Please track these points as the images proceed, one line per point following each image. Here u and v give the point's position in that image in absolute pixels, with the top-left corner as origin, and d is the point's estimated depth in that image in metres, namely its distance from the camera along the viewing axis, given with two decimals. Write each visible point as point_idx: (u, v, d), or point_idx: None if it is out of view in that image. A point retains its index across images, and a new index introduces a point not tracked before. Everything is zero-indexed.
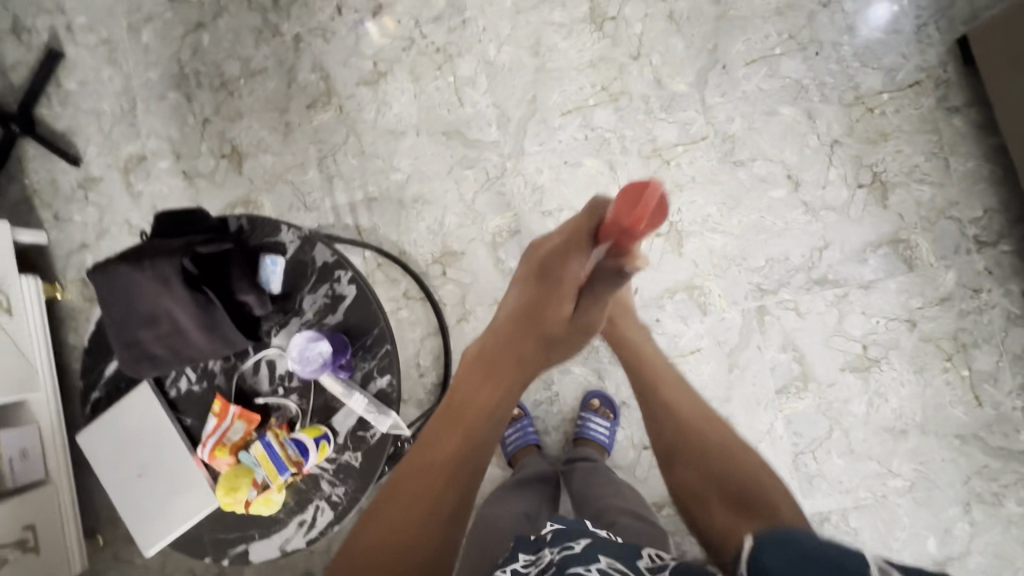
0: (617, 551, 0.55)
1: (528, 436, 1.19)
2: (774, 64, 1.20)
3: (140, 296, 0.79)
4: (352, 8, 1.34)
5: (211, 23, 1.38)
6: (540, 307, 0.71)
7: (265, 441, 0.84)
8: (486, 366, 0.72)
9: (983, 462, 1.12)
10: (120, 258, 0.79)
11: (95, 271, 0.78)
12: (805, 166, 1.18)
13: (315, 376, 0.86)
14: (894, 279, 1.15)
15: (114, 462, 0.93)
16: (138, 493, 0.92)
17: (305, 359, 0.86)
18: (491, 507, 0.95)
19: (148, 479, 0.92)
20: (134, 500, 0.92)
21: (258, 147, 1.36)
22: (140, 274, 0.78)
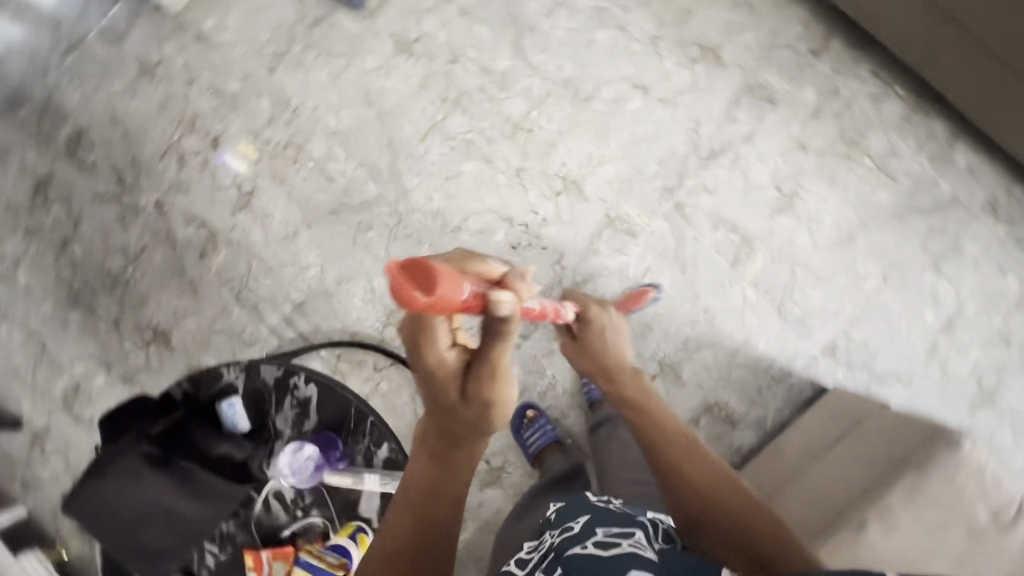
0: (612, 520, 0.61)
1: (549, 436, 1.20)
2: (569, 3, 1.28)
3: (120, 501, 0.79)
4: (193, 153, 1.37)
5: (74, 233, 1.39)
6: (451, 408, 0.54)
7: (304, 562, 0.85)
8: (423, 492, 0.57)
9: (929, 224, 1.18)
10: (85, 477, 0.79)
11: (69, 501, 0.78)
12: (642, 69, 1.25)
13: (315, 479, 0.87)
14: (767, 119, 1.23)
15: None
16: None
17: (298, 469, 0.87)
18: (508, 530, 1.00)
19: None
20: None
21: (176, 317, 1.36)
22: (109, 481, 0.78)
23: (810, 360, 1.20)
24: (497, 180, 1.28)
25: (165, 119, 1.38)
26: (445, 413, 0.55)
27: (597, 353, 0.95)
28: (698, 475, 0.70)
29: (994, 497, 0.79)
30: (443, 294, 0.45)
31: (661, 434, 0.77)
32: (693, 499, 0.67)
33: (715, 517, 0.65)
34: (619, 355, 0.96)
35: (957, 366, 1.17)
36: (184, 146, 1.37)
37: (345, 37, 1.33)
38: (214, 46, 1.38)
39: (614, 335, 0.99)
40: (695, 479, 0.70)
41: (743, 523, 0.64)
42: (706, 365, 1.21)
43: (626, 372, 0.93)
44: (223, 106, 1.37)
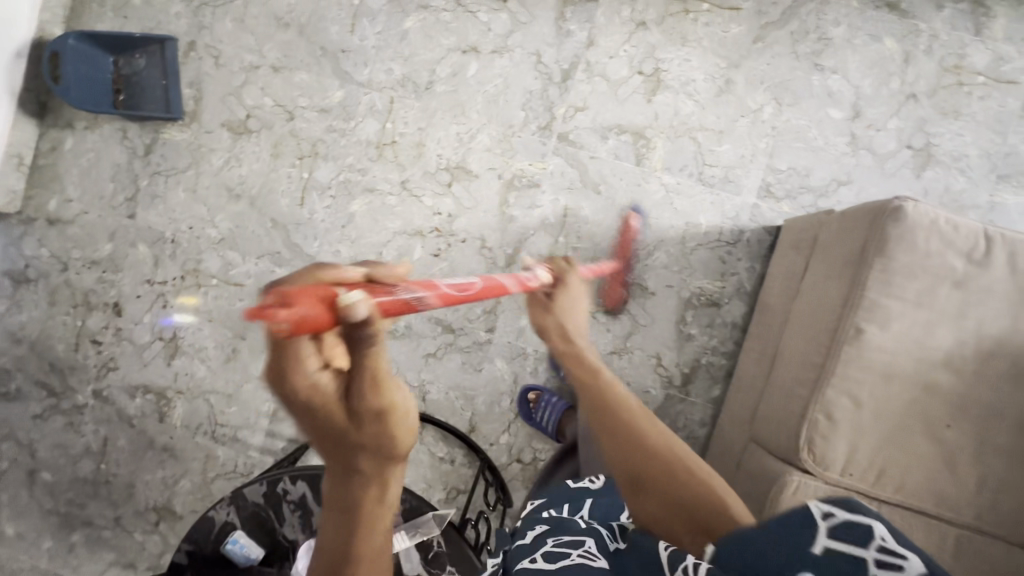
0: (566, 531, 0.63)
1: (560, 406, 1.16)
2: (366, 10, 1.25)
3: None
4: (102, 329, 1.33)
5: (30, 463, 1.33)
6: (348, 449, 0.43)
7: None
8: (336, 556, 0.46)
9: (790, 32, 1.17)
10: None
11: None
12: (463, 33, 1.23)
13: None
14: (598, 17, 1.20)
15: None
16: None
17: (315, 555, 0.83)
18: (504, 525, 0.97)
19: None
20: None
21: (169, 487, 1.31)
22: None
23: (753, 210, 1.18)
24: (388, 203, 1.25)
25: (60, 312, 1.33)
26: (340, 448, 0.43)
27: (558, 326, 0.83)
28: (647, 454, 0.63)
29: (960, 241, 0.77)
30: (310, 310, 0.33)
31: (605, 424, 0.67)
32: (649, 494, 0.60)
33: (659, 501, 0.59)
34: (579, 324, 0.85)
35: (883, 143, 1.16)
36: (91, 328, 1.33)
37: (183, 149, 1.30)
38: (68, 223, 1.33)
39: (579, 307, 0.87)
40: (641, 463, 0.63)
41: (698, 509, 0.57)
42: (665, 264, 1.19)
43: (593, 362, 0.77)
44: (106, 272, 1.32)
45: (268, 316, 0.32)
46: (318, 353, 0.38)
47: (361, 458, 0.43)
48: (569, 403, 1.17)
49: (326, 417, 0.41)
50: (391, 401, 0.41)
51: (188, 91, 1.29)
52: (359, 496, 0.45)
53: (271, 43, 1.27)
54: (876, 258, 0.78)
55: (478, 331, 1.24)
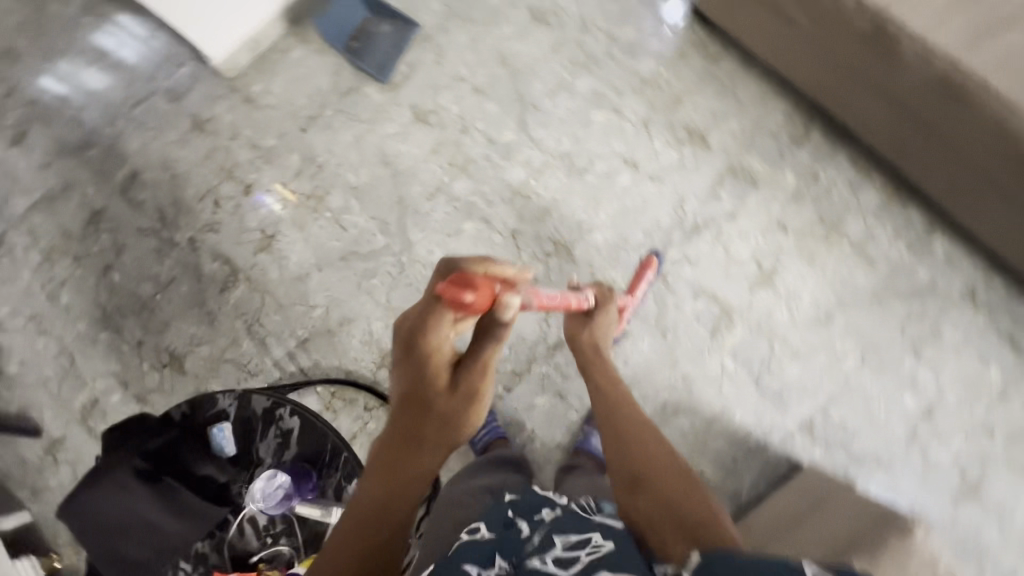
0: (571, 523, 0.63)
1: (496, 432, 1.24)
2: (571, 87, 1.41)
3: (108, 514, 0.87)
4: (228, 197, 1.53)
5: (112, 260, 1.55)
6: (427, 400, 0.67)
7: None
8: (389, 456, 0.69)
9: (906, 309, 1.22)
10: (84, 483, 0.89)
11: (65, 510, 0.87)
12: (633, 147, 1.36)
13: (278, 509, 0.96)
14: (750, 199, 1.30)
15: None
16: None
17: (267, 496, 0.97)
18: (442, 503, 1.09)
19: None
20: None
21: (192, 344, 1.48)
22: (99, 494, 0.88)
23: (787, 435, 1.21)
24: (493, 239, 1.38)
25: (208, 166, 1.56)
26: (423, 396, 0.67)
27: (607, 371, 0.97)
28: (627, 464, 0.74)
29: None
30: (482, 297, 0.63)
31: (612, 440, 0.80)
32: (654, 491, 0.68)
33: (656, 502, 0.66)
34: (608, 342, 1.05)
35: (937, 453, 1.16)
36: (220, 191, 1.54)
37: (371, 105, 1.50)
38: (256, 107, 1.56)
39: (614, 326, 1.08)
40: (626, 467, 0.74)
41: (691, 520, 0.63)
42: (683, 430, 1.23)
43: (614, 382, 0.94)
44: (258, 159, 1.54)
45: (461, 298, 0.62)
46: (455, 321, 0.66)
47: (431, 412, 0.67)
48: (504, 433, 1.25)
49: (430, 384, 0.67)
50: (480, 381, 0.67)
51: (402, 67, 1.50)
52: (421, 436, 0.68)
53: (485, 69, 1.46)
54: (864, 558, 0.79)
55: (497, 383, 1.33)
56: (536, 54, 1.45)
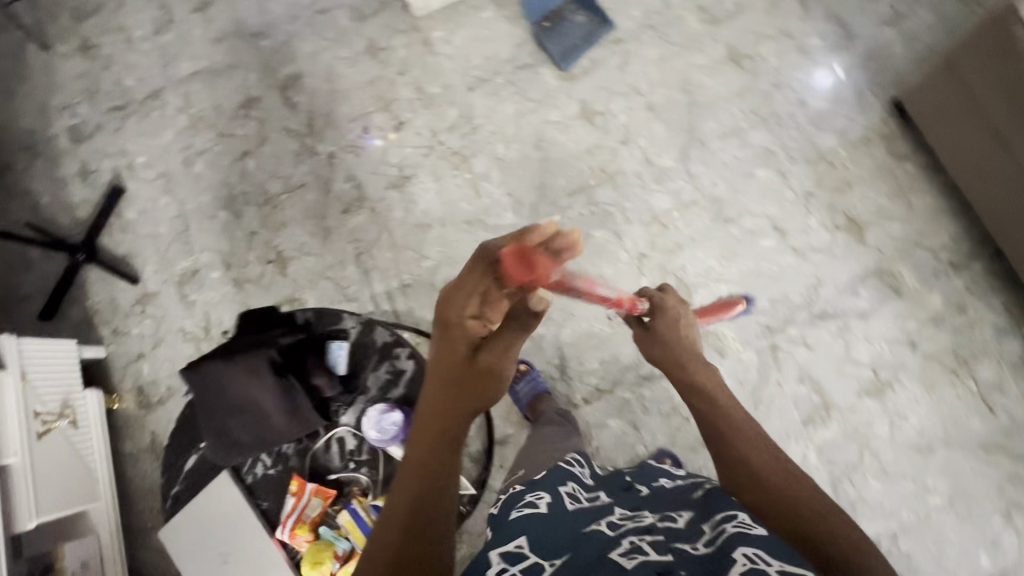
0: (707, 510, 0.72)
1: (539, 386, 1.31)
2: (744, 136, 1.39)
3: (231, 387, 0.93)
4: (377, 127, 1.56)
5: (252, 150, 1.61)
6: (475, 375, 0.67)
7: (351, 509, 0.96)
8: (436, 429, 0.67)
9: (1010, 469, 1.18)
10: (210, 357, 0.94)
11: (188, 371, 0.92)
12: (787, 215, 1.33)
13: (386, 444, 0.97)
14: (888, 306, 1.27)
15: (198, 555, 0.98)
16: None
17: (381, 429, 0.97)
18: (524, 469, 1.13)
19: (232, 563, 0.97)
20: None
21: (300, 251, 1.52)
22: (230, 366, 0.93)
23: None
24: (619, 255, 1.37)
25: (368, 91, 1.59)
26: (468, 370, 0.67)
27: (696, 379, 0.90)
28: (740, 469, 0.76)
29: None
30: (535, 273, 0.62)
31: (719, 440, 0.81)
32: (786, 508, 0.70)
33: (790, 516, 0.69)
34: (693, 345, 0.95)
35: None
36: (371, 118, 1.57)
37: (542, 87, 1.50)
38: (431, 51, 1.58)
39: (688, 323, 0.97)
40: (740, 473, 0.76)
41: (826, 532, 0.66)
42: None
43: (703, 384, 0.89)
44: (416, 101, 1.55)
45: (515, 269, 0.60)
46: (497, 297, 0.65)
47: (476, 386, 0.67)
48: (548, 390, 1.32)
49: (464, 353, 0.67)
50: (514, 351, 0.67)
51: (585, 60, 1.49)
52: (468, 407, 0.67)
53: (665, 90, 1.45)
54: None
55: (577, 392, 1.33)
56: (720, 92, 1.42)
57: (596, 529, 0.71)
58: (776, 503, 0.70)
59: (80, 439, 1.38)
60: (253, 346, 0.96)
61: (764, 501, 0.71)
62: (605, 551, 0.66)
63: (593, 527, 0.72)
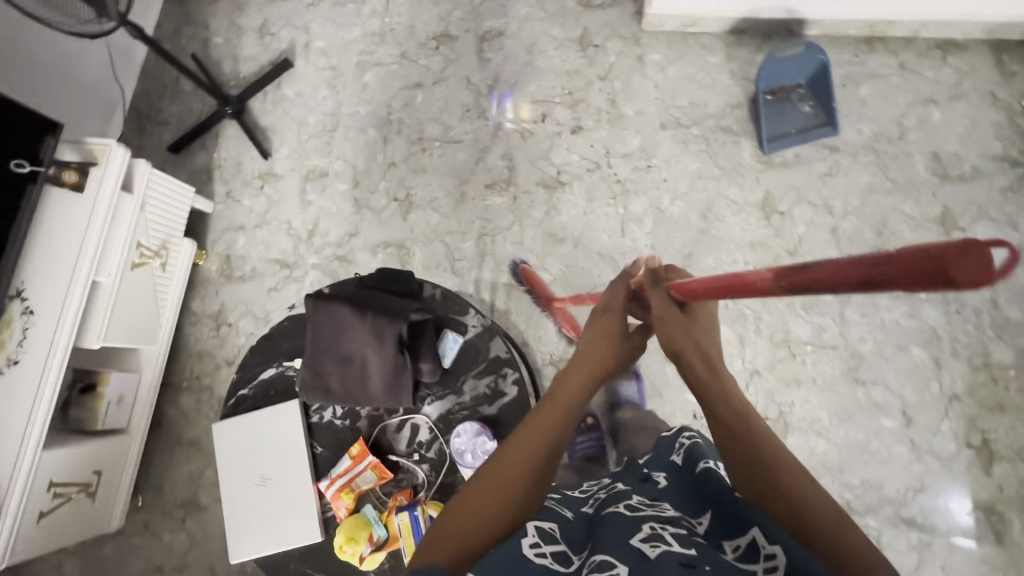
0: (727, 528, 0.64)
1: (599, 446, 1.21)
2: (917, 306, 1.27)
3: (348, 338, 0.88)
4: (555, 119, 1.49)
5: (426, 85, 1.56)
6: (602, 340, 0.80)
7: (412, 514, 0.89)
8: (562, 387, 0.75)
9: None
10: (341, 299, 0.89)
11: (314, 301, 0.89)
12: (921, 407, 1.23)
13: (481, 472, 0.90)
14: (981, 547, 1.17)
15: (239, 466, 0.98)
16: (253, 498, 0.96)
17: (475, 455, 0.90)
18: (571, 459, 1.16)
19: (266, 489, 0.96)
20: (253, 509, 0.96)
21: (428, 204, 1.48)
22: (359, 320, 0.88)
23: None
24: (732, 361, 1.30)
25: (561, 80, 1.51)
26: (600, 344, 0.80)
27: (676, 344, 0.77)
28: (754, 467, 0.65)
29: None
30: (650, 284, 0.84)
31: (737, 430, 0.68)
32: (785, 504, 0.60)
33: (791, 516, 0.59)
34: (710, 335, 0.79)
35: None
36: (553, 108, 1.50)
37: (734, 158, 1.40)
38: (640, 70, 1.49)
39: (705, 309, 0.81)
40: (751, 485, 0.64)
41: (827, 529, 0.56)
42: None
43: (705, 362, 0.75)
44: (604, 112, 1.47)
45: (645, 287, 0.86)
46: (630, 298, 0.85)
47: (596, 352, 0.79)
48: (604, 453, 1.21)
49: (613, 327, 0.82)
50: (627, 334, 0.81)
51: (792, 153, 1.38)
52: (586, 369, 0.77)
53: (860, 221, 1.33)
54: None
55: None
56: None
57: (613, 516, 0.66)
58: (784, 507, 0.59)
59: (162, 282, 1.39)
60: (387, 310, 0.89)
61: (771, 504, 0.60)
62: (624, 537, 0.60)
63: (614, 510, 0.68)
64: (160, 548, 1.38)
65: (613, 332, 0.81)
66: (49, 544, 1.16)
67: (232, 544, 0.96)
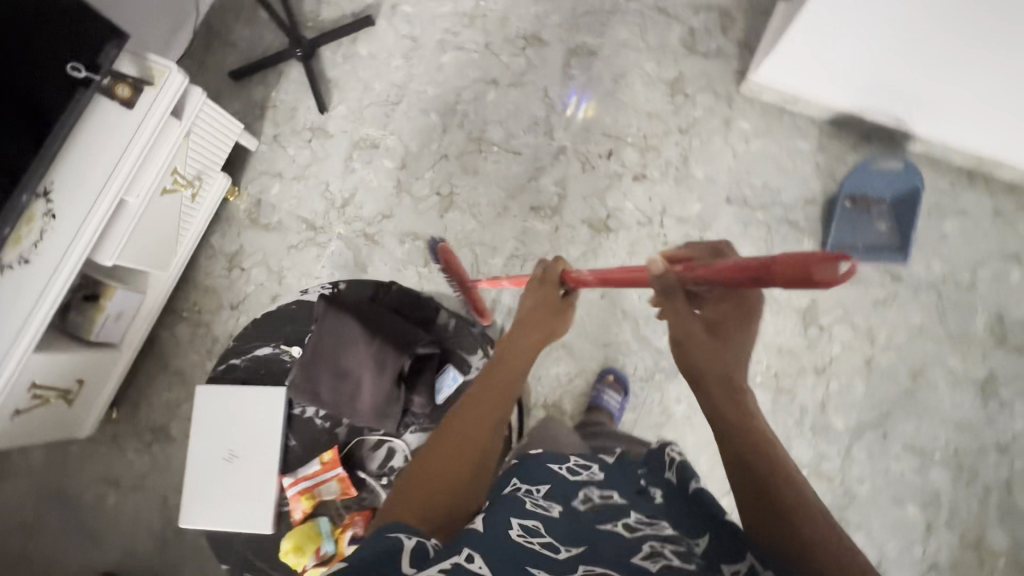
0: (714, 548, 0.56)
1: None
2: (927, 464, 1.22)
3: (349, 353, 0.85)
4: (620, 159, 1.42)
5: (501, 85, 1.50)
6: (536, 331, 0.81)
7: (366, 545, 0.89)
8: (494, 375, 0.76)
9: None
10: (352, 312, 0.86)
11: (326, 306, 0.86)
12: (897, 565, 1.19)
13: None
14: None
15: (211, 435, 0.98)
16: (218, 471, 0.96)
17: None
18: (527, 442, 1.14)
19: (232, 466, 0.96)
20: (216, 482, 0.96)
21: (469, 208, 1.44)
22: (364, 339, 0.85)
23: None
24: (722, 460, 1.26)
25: (639, 120, 1.43)
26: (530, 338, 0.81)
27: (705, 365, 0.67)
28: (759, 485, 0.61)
29: None
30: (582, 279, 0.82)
31: (768, 463, 0.62)
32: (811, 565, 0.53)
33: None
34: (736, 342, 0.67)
35: None
36: (622, 147, 1.42)
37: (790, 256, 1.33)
38: (723, 134, 1.40)
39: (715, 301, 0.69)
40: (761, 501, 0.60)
41: None
42: None
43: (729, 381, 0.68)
44: (673, 167, 1.40)
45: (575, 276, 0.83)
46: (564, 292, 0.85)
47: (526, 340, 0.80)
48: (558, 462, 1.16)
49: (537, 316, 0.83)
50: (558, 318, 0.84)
51: (851, 268, 1.31)
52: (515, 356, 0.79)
53: (899, 359, 1.26)
54: None
55: None
56: (945, 406, 1.23)
57: (603, 533, 0.60)
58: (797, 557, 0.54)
59: (188, 213, 1.37)
60: (396, 337, 0.86)
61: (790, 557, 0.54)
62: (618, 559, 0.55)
63: (609, 529, 0.61)
64: (122, 463, 1.41)
65: (547, 307, 0.82)
66: (16, 437, 1.18)
67: (186, 510, 0.95)
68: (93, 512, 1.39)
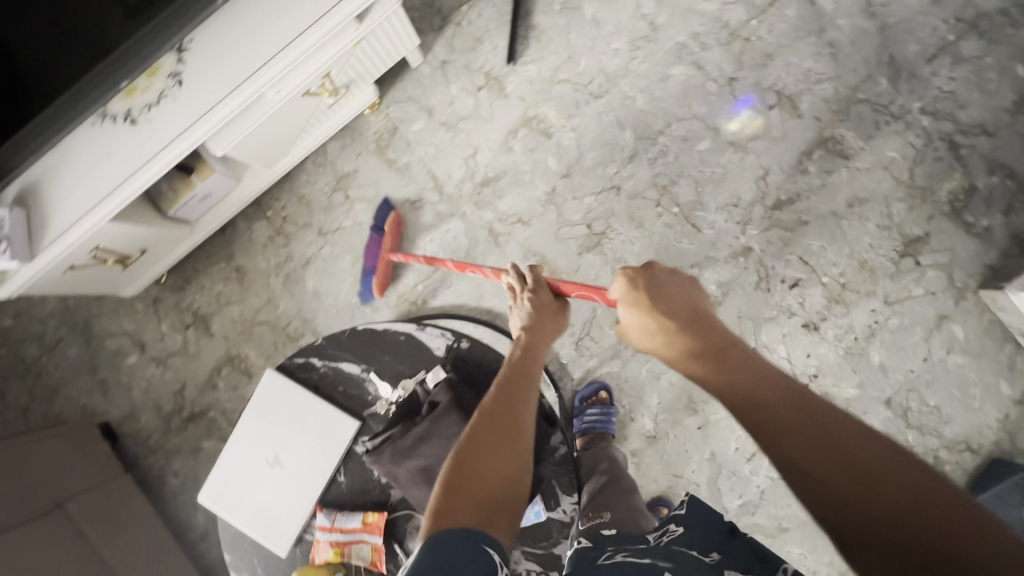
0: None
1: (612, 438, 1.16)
2: None
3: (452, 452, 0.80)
4: (802, 295, 1.19)
5: (721, 139, 1.21)
6: (535, 329, 0.85)
7: None
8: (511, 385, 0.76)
9: None
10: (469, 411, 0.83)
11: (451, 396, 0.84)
12: None
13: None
14: None
15: (262, 432, 0.93)
16: (255, 468, 0.93)
17: None
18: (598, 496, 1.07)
19: (270, 472, 0.92)
20: (249, 475, 0.93)
21: (614, 259, 1.22)
22: None
23: None
24: None
25: (849, 262, 1.18)
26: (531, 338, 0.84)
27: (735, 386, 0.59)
28: (885, 487, 0.46)
29: None
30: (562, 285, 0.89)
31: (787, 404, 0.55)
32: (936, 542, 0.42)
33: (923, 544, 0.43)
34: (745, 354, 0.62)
35: None
36: (813, 282, 1.19)
37: None
38: (928, 328, 1.17)
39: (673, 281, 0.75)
40: (898, 506, 0.45)
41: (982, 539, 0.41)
42: None
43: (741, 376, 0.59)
44: (853, 334, 1.18)
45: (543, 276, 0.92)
46: (552, 296, 0.91)
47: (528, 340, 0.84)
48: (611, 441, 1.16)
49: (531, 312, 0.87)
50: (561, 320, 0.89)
51: None
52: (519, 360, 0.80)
53: None
54: None
55: None
56: None
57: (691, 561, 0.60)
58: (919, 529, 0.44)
59: (320, 117, 1.17)
60: None
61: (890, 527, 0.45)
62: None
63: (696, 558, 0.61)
64: (156, 330, 1.33)
65: (550, 309, 0.88)
66: (62, 285, 1.08)
67: (211, 485, 0.94)
68: (112, 361, 1.34)
